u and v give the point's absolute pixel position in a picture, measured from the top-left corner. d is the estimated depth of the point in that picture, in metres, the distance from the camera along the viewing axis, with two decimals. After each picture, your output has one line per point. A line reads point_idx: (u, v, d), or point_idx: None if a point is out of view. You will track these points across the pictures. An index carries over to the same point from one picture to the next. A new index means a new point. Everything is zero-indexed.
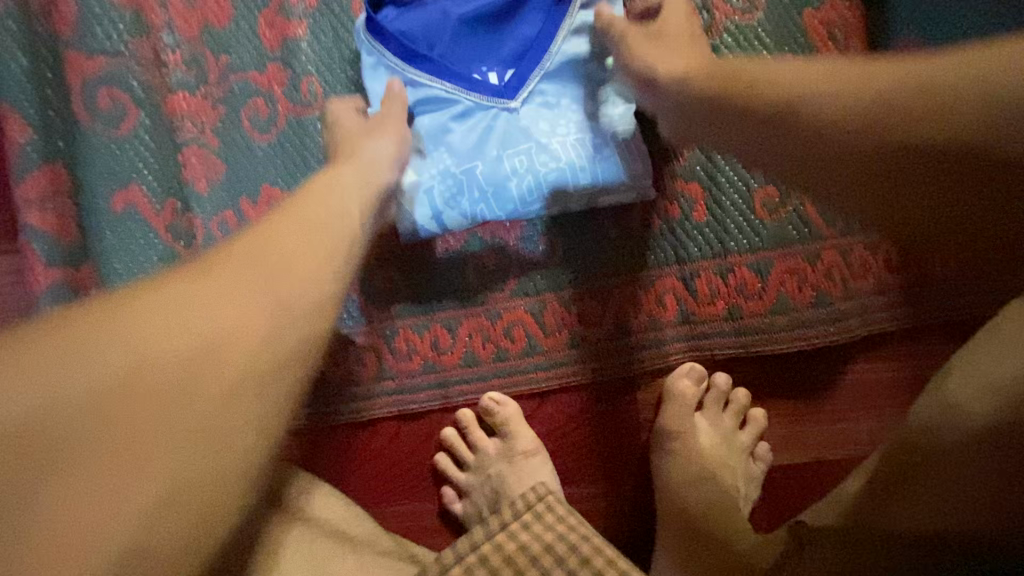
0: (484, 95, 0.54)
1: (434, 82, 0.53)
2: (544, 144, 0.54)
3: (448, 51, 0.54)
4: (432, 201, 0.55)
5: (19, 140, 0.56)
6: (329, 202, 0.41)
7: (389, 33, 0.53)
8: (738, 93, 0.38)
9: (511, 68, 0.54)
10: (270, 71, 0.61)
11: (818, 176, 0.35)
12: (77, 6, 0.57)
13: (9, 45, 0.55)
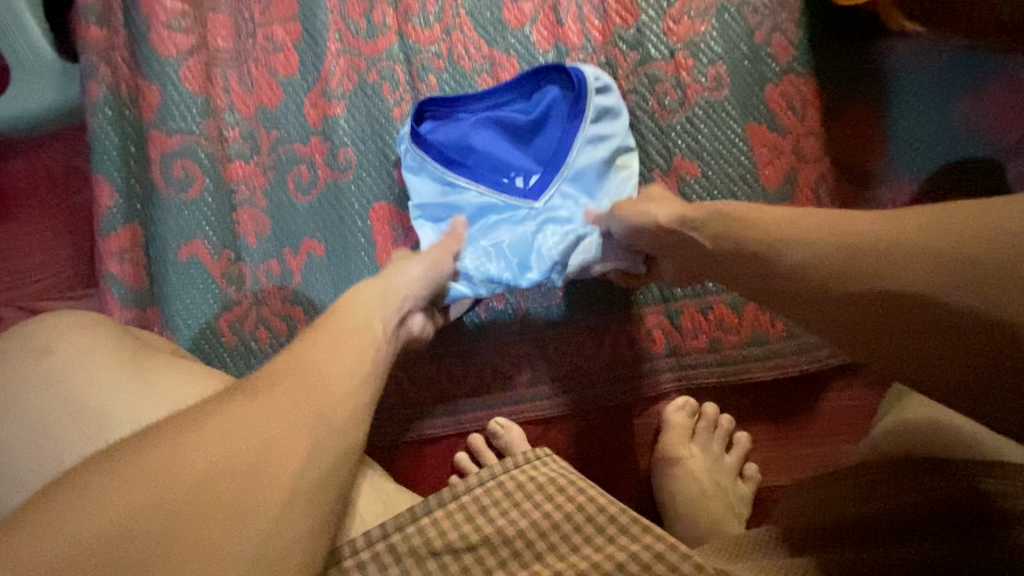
0: (512, 194, 0.64)
1: (470, 185, 0.65)
2: (564, 232, 0.62)
3: (482, 161, 0.66)
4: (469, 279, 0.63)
5: (107, 203, 0.67)
6: (357, 333, 0.48)
7: (430, 148, 0.65)
8: (708, 224, 0.49)
9: (535, 175, 0.65)
10: (312, 142, 0.74)
11: (805, 313, 0.43)
12: (161, 95, 0.70)
13: (104, 126, 0.67)
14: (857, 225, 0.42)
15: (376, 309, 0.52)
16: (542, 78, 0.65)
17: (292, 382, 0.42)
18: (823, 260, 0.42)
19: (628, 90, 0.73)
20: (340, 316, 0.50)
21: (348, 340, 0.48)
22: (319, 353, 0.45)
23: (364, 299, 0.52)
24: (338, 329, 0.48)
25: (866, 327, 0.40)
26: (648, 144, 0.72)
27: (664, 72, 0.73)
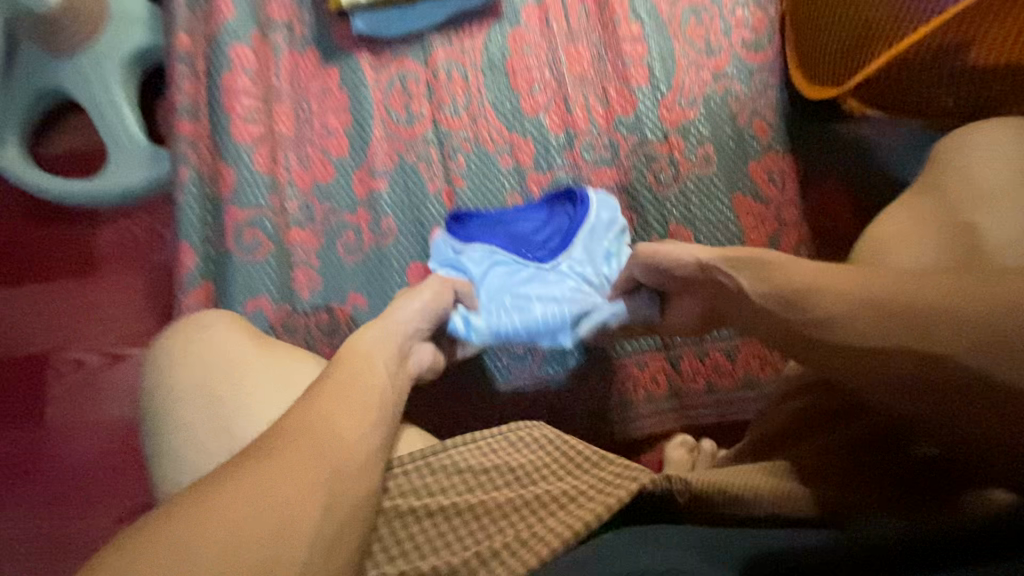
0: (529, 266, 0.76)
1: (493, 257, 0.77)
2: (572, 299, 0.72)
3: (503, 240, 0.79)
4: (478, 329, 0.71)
5: (189, 265, 0.79)
6: (371, 374, 0.53)
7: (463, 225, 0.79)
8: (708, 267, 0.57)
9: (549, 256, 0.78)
10: (360, 212, 0.88)
11: (827, 356, 0.48)
12: (236, 175, 0.83)
13: (190, 201, 0.81)
14: (877, 283, 0.47)
15: (385, 347, 0.57)
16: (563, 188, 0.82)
17: (326, 402, 0.49)
18: (849, 314, 0.46)
19: (628, 167, 0.86)
20: (353, 359, 0.54)
21: (359, 381, 0.52)
22: (329, 399, 0.49)
23: (372, 344, 0.57)
24: (351, 374, 0.52)
25: (878, 370, 0.45)
26: (647, 212, 0.84)
27: (660, 151, 0.85)
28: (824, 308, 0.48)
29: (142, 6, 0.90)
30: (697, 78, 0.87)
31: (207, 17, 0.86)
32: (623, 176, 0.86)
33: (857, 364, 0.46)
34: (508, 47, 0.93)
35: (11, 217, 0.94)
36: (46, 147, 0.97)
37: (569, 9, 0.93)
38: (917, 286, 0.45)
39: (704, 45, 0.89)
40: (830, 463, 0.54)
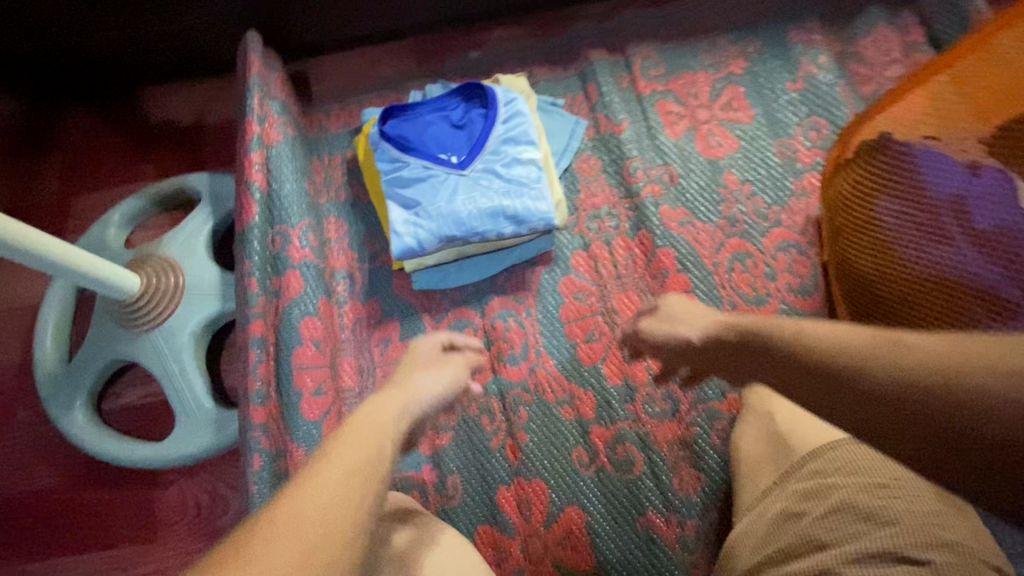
0: (446, 166, 0.92)
1: (417, 162, 0.93)
2: (484, 187, 0.91)
3: (426, 147, 0.94)
4: (402, 248, 0.89)
5: None
6: (366, 431, 0.61)
7: (392, 141, 0.94)
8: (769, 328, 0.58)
9: (462, 154, 0.93)
10: (425, 469, 0.89)
11: (855, 382, 0.48)
12: (304, 453, 0.84)
13: (260, 486, 0.80)
14: (911, 345, 0.47)
15: (402, 402, 0.73)
16: (470, 92, 0.98)
17: (336, 471, 0.54)
18: (879, 363, 0.47)
19: (691, 421, 0.87)
20: (369, 417, 0.67)
21: (373, 432, 0.63)
22: (363, 428, 0.63)
23: (370, 419, 0.67)
24: (377, 411, 0.69)
25: (930, 415, 0.43)
26: (712, 472, 0.85)
27: (720, 409, 0.88)
28: (849, 357, 0.49)
29: (215, 277, 0.95)
30: None
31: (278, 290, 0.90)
32: (684, 430, 0.87)
33: (900, 410, 0.45)
34: (560, 293, 0.97)
35: (73, 478, 0.95)
36: (110, 399, 0.99)
37: (617, 255, 0.98)
38: (960, 343, 0.45)
39: (752, 293, 0.93)
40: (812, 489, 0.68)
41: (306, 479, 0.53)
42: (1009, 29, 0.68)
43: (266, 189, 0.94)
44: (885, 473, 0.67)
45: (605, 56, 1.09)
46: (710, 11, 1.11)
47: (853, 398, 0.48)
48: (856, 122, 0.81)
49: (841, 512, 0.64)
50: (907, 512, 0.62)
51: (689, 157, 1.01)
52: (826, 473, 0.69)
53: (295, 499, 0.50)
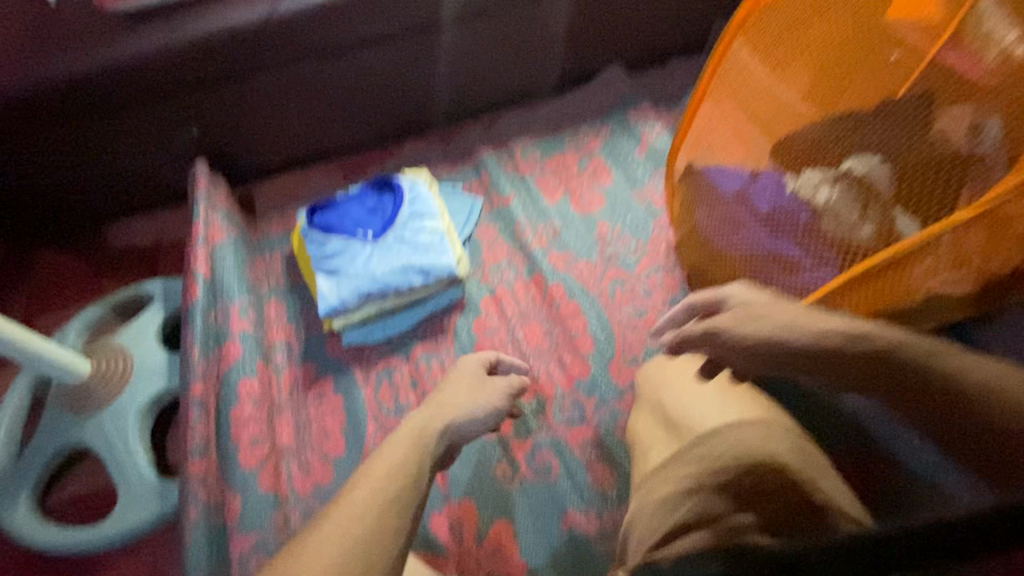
0: (362, 240, 1.11)
1: (338, 239, 1.11)
2: (396, 253, 1.09)
3: (346, 228, 1.13)
4: (327, 309, 1.04)
5: None
6: (404, 459, 0.76)
7: (317, 226, 1.13)
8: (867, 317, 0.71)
9: (376, 230, 1.12)
10: None
11: (919, 375, 0.65)
12: (241, 503, 0.91)
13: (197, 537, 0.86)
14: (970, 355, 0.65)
15: (443, 418, 0.84)
16: (381, 183, 1.20)
17: (375, 499, 0.70)
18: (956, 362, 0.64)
19: (597, 423, 0.97)
20: (402, 444, 0.78)
21: (405, 463, 0.76)
22: (400, 458, 0.76)
23: (413, 451, 0.78)
24: (415, 441, 0.79)
25: (990, 409, 0.61)
26: (623, 464, 0.93)
27: (621, 408, 0.98)
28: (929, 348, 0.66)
29: (162, 358, 1.05)
30: (634, 339, 1.05)
31: (219, 358, 1.02)
32: (592, 432, 0.96)
33: (966, 401, 0.63)
34: (474, 333, 1.10)
35: None
36: (54, 491, 1.02)
37: (519, 296, 1.14)
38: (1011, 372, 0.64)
39: (633, 309, 1.08)
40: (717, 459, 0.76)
41: (329, 520, 0.67)
42: (742, 55, 0.88)
43: (209, 277, 1.09)
44: (762, 452, 0.74)
45: (493, 150, 1.35)
46: (573, 105, 1.37)
47: (922, 392, 0.65)
48: (675, 148, 1.03)
49: (727, 490, 0.72)
50: (783, 485, 0.70)
51: (567, 215, 1.23)
52: (710, 458, 0.76)
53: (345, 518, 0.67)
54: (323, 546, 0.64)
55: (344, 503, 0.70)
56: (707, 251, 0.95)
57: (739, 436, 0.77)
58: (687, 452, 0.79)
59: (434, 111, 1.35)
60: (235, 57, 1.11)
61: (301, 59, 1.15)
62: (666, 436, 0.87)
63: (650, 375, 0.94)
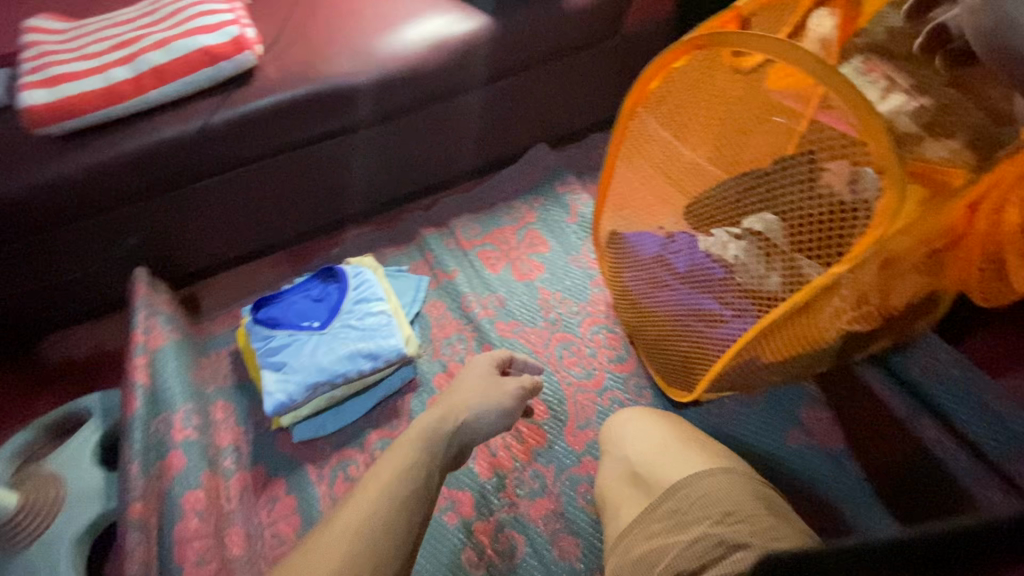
0: (309, 331, 1.11)
1: (284, 333, 1.11)
2: (343, 340, 1.09)
3: (292, 321, 1.13)
4: (274, 404, 1.02)
5: None
6: (412, 464, 0.79)
7: (262, 321, 1.13)
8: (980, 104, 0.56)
9: (323, 320, 1.13)
10: None
11: None
12: None
13: None
14: None
15: (450, 415, 0.87)
16: (326, 271, 1.21)
17: (384, 503, 0.72)
18: None
19: (558, 491, 0.96)
20: (408, 450, 0.81)
21: (412, 469, 0.78)
22: (407, 463, 0.79)
23: (414, 453, 0.80)
24: (420, 447, 0.82)
25: None
26: (587, 533, 0.91)
27: (580, 473, 0.98)
28: None
29: (100, 477, 1.00)
30: (585, 399, 1.07)
31: (161, 472, 0.97)
32: (554, 501, 0.95)
33: None
34: None
35: None
36: None
37: None
38: None
39: (581, 370, 1.11)
40: (683, 518, 0.73)
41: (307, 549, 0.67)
42: (646, 128, 0.98)
43: (149, 386, 1.06)
44: (730, 501, 0.72)
45: (434, 230, 1.40)
46: (505, 181, 1.45)
47: None
48: (600, 215, 1.11)
49: (701, 543, 0.69)
50: (752, 534, 0.67)
51: (510, 284, 1.27)
52: (681, 512, 0.74)
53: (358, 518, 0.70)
54: (333, 542, 0.67)
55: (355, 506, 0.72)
56: (641, 307, 1.03)
57: (700, 489, 0.75)
58: (658, 506, 0.76)
59: (375, 199, 1.41)
60: (173, 167, 1.15)
61: (239, 164, 1.20)
62: (633, 492, 0.83)
63: (613, 428, 0.92)
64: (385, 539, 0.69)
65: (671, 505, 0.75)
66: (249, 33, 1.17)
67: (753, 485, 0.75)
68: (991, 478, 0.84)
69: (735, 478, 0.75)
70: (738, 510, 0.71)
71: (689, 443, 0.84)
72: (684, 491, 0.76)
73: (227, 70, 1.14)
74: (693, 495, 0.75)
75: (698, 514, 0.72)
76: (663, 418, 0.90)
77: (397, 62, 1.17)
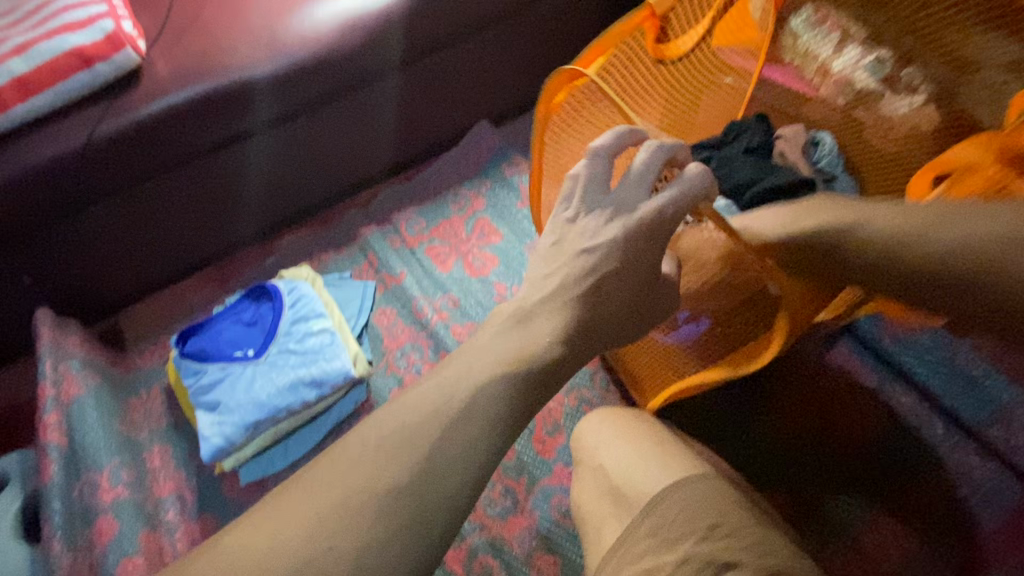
0: (244, 362, 1.01)
1: (216, 367, 1.00)
2: (283, 368, 1.00)
3: (223, 351, 1.02)
4: (212, 451, 0.94)
5: None
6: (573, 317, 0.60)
7: (189, 355, 1.02)
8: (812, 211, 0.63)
9: (258, 347, 1.03)
10: None
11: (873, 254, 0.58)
12: None
13: None
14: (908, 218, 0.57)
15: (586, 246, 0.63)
16: (256, 289, 1.09)
17: (425, 409, 0.51)
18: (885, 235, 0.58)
19: (531, 506, 0.90)
20: (509, 324, 0.59)
21: (533, 340, 0.58)
22: (612, 297, 0.63)
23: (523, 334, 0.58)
24: (622, 276, 0.62)
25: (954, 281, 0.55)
26: (565, 549, 0.86)
27: (553, 484, 0.92)
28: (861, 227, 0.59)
29: (22, 555, 0.89)
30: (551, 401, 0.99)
31: (91, 543, 0.88)
32: (528, 517, 0.90)
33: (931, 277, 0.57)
34: None
35: None
36: None
37: None
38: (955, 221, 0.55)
39: None
40: (669, 535, 0.65)
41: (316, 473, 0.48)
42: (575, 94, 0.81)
43: (66, 445, 0.94)
44: (716, 512, 0.66)
45: (376, 228, 1.28)
46: (449, 166, 1.34)
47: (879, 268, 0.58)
48: None
49: (690, 565, 0.62)
50: (742, 549, 0.61)
51: (464, 282, 1.18)
52: (665, 529, 0.66)
53: (518, 374, 0.55)
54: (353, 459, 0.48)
55: (513, 362, 0.56)
56: None
57: (684, 500, 0.67)
58: (642, 523, 0.67)
59: (307, 200, 1.28)
60: (58, 193, 1.00)
61: (138, 181, 1.05)
62: (609, 507, 0.73)
63: (585, 433, 0.81)
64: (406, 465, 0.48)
65: (657, 521, 0.67)
66: (125, 26, 1.01)
67: (733, 492, 0.69)
68: (968, 444, 0.82)
69: (718, 485, 0.69)
70: (726, 523, 0.64)
71: (664, 444, 0.75)
72: (669, 504, 0.67)
73: (104, 72, 0.98)
74: (678, 508, 0.67)
75: (685, 529, 0.65)
76: (639, 419, 0.80)
77: (304, 48, 1.03)
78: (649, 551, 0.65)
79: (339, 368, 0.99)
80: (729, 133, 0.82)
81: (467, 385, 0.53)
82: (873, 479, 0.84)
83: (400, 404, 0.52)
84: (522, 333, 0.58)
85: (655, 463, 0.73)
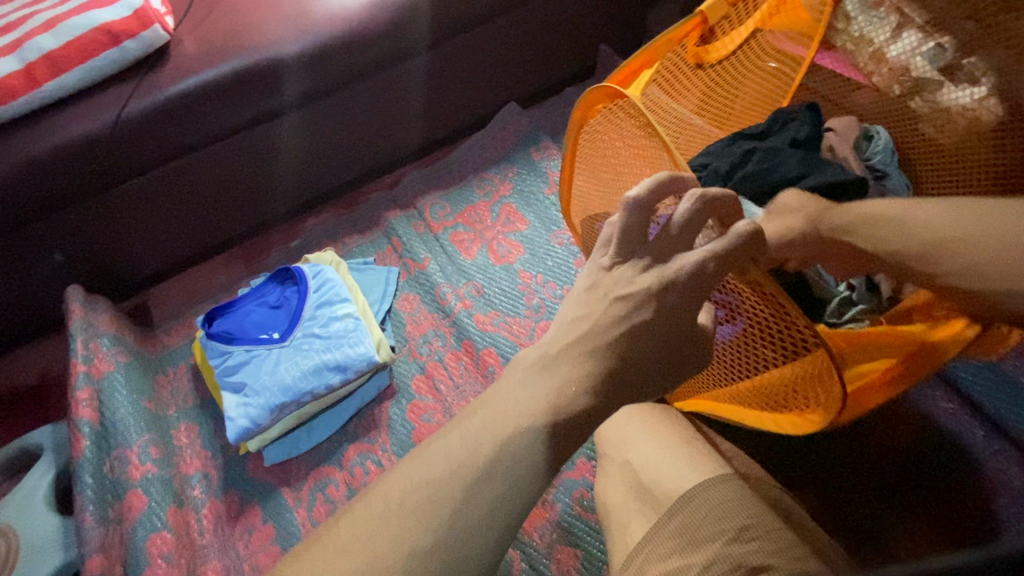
0: (270, 345, 1.01)
1: (244, 349, 1.01)
2: (309, 352, 1.00)
3: (250, 334, 1.03)
4: (238, 429, 0.94)
5: None
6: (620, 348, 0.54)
7: (217, 336, 1.02)
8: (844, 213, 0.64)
9: (284, 330, 1.03)
10: None
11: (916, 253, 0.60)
12: None
13: None
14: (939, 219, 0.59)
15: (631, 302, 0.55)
16: (283, 273, 1.09)
17: (460, 462, 0.48)
18: (922, 233, 0.60)
19: (553, 499, 0.90)
20: (535, 370, 0.54)
21: (562, 390, 0.51)
22: (653, 344, 0.55)
23: (563, 365, 0.53)
24: (655, 328, 0.55)
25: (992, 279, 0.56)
26: (587, 543, 0.86)
27: (575, 477, 0.91)
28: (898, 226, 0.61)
29: (54, 526, 0.92)
30: None
31: (120, 517, 0.89)
32: (549, 510, 0.89)
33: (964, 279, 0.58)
34: (409, 419, 1.02)
35: None
36: None
37: (451, 369, 1.06)
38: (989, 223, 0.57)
39: None
40: (697, 535, 0.63)
41: (351, 523, 0.47)
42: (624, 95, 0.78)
43: (98, 422, 0.95)
44: (748, 512, 0.63)
45: (400, 213, 1.27)
46: (474, 152, 1.31)
47: (922, 265, 0.59)
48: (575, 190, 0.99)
49: (718, 566, 0.59)
50: (774, 553, 0.58)
51: (488, 270, 1.16)
52: (694, 527, 0.64)
53: (545, 428, 0.49)
54: (390, 509, 0.46)
55: (540, 413, 0.50)
56: None
57: (714, 500, 0.65)
58: (669, 521, 0.65)
59: (332, 182, 1.27)
60: (87, 171, 1.00)
61: (164, 160, 1.05)
62: (636, 505, 0.71)
63: (614, 429, 0.79)
64: (448, 509, 0.46)
65: (683, 520, 0.64)
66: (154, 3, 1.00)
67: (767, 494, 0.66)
68: (1013, 454, 0.79)
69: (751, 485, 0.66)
70: (757, 525, 0.62)
71: (695, 444, 0.73)
72: (700, 506, 0.65)
73: (133, 49, 0.98)
74: (708, 507, 0.64)
75: (715, 528, 0.62)
76: (669, 419, 0.77)
77: (332, 26, 1.01)
78: (675, 549, 0.63)
79: (364, 351, 0.99)
80: (778, 120, 0.79)
81: (492, 440, 0.49)
82: (908, 484, 0.80)
83: (425, 463, 0.49)
84: (549, 379, 0.52)
85: (683, 463, 0.70)
